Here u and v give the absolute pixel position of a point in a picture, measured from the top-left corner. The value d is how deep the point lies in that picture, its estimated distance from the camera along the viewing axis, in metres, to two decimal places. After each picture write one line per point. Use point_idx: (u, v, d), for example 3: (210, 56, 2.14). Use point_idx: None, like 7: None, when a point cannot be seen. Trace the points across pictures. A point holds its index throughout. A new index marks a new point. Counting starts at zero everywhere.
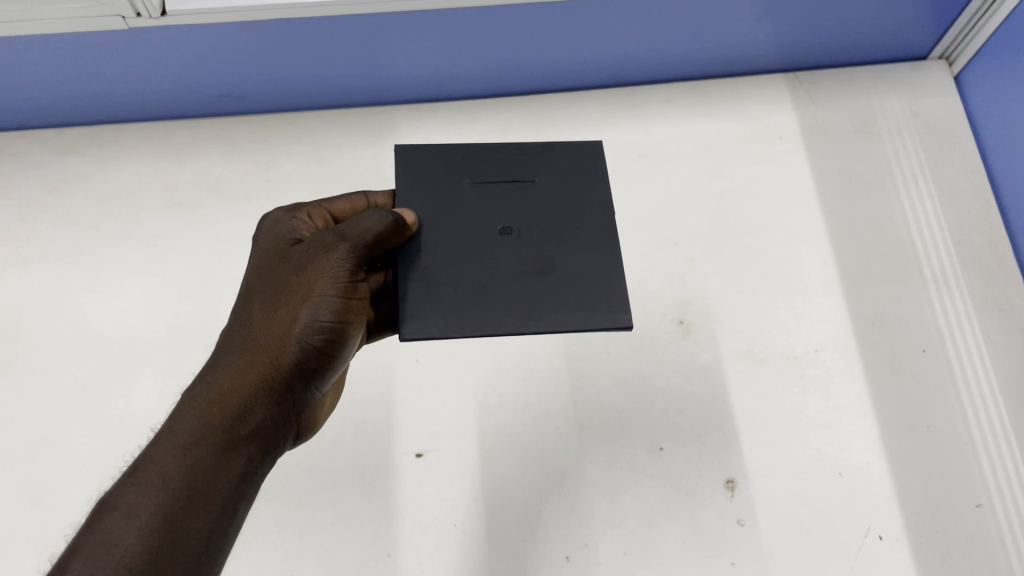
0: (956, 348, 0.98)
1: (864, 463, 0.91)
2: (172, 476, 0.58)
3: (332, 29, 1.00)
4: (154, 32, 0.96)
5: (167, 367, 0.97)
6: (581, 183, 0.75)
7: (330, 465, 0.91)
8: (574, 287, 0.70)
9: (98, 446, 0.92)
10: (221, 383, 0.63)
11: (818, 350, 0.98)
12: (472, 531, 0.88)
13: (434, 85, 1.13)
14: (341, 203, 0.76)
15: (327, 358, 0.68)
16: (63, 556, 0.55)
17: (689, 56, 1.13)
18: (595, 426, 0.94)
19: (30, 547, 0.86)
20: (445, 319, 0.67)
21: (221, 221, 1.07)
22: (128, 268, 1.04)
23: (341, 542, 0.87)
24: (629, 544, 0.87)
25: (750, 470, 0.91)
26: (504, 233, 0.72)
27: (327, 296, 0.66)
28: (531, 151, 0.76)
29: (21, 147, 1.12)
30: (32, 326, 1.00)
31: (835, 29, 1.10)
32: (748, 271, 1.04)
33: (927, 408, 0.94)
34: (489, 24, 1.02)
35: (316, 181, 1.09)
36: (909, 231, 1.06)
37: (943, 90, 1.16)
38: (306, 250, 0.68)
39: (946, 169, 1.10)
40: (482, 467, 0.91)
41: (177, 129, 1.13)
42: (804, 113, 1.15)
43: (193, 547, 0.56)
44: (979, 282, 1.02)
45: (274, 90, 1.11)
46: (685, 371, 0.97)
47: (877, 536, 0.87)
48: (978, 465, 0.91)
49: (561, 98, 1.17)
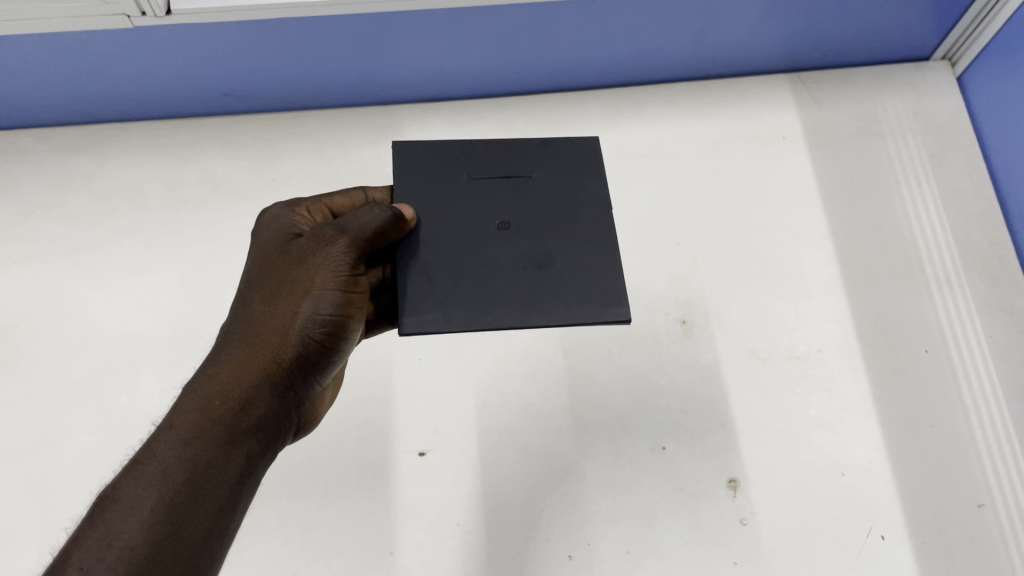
0: (958, 348, 0.98)
1: (867, 462, 0.91)
2: (174, 468, 0.58)
3: (335, 28, 1.00)
4: (158, 31, 0.97)
5: (170, 364, 0.97)
6: (579, 178, 0.76)
7: (333, 463, 0.92)
8: (572, 281, 0.70)
9: (102, 444, 0.92)
10: (222, 376, 0.63)
11: (820, 350, 0.98)
12: (475, 530, 0.88)
13: (437, 84, 1.14)
14: (340, 198, 0.76)
15: (327, 351, 0.68)
16: (65, 549, 0.55)
17: (692, 55, 1.13)
18: (598, 425, 0.94)
19: (33, 544, 0.86)
20: (444, 313, 0.67)
21: (225, 219, 1.07)
22: (132, 266, 1.04)
23: (344, 540, 0.87)
24: (631, 543, 0.87)
25: (753, 469, 0.91)
26: (502, 227, 0.72)
27: (327, 289, 0.67)
28: (528, 147, 0.77)
29: (25, 146, 1.12)
30: (35, 324, 1.00)
31: (837, 29, 1.10)
32: (750, 271, 1.04)
33: (930, 408, 0.94)
34: (492, 24, 1.02)
35: (319, 180, 1.09)
36: (912, 232, 1.06)
37: (945, 90, 1.16)
38: (306, 244, 0.68)
39: (948, 170, 1.10)
40: (485, 466, 0.91)
41: (180, 128, 1.14)
42: (806, 113, 1.15)
43: (194, 540, 0.56)
44: (982, 283, 1.02)
45: (278, 89, 1.11)
46: (688, 370, 0.97)
47: (879, 536, 0.87)
48: (980, 466, 0.91)
49: (564, 98, 1.17)
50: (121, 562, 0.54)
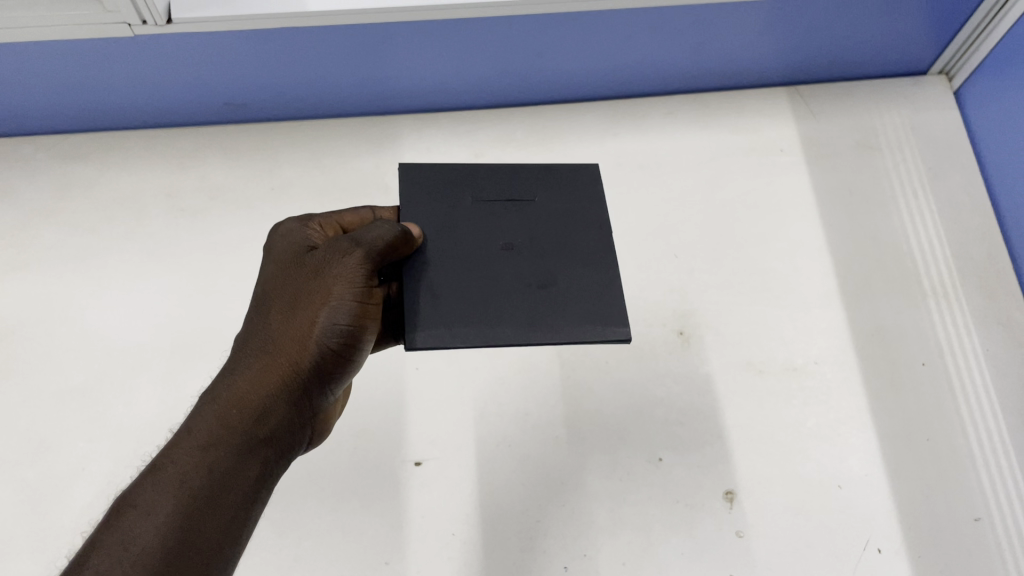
0: (955, 361, 0.98)
1: (864, 475, 0.91)
2: (191, 476, 0.58)
3: (334, 39, 1.00)
4: (158, 39, 0.96)
5: (167, 373, 0.97)
6: (581, 204, 0.76)
7: (330, 473, 0.91)
8: (574, 302, 0.70)
9: (99, 452, 0.92)
10: (240, 385, 0.63)
11: (818, 362, 0.98)
12: (472, 540, 0.88)
13: (437, 94, 1.14)
14: (350, 215, 0.76)
15: (342, 362, 0.68)
16: (81, 551, 0.54)
17: (690, 67, 1.14)
18: (594, 436, 0.94)
19: (28, 553, 0.86)
20: (451, 329, 0.67)
21: (223, 228, 1.07)
22: (130, 274, 1.04)
23: (340, 550, 0.87)
24: (628, 555, 0.87)
25: (750, 481, 0.91)
26: (506, 248, 0.72)
27: (344, 300, 0.67)
28: (530, 173, 0.77)
29: (25, 152, 1.12)
30: (32, 333, 1.00)
31: (836, 42, 1.11)
32: (748, 282, 1.04)
33: (927, 420, 0.94)
34: (491, 35, 1.02)
35: (318, 190, 1.10)
36: (909, 245, 1.06)
37: (942, 103, 1.17)
38: (321, 256, 0.68)
39: (947, 183, 1.10)
40: (483, 475, 0.91)
41: (180, 136, 1.14)
42: (805, 125, 1.16)
43: (209, 546, 0.56)
44: (979, 296, 1.02)
45: (277, 99, 1.12)
46: (685, 381, 0.97)
47: (876, 549, 0.87)
48: (977, 479, 0.91)
49: (563, 109, 1.18)
50: (138, 567, 0.53)
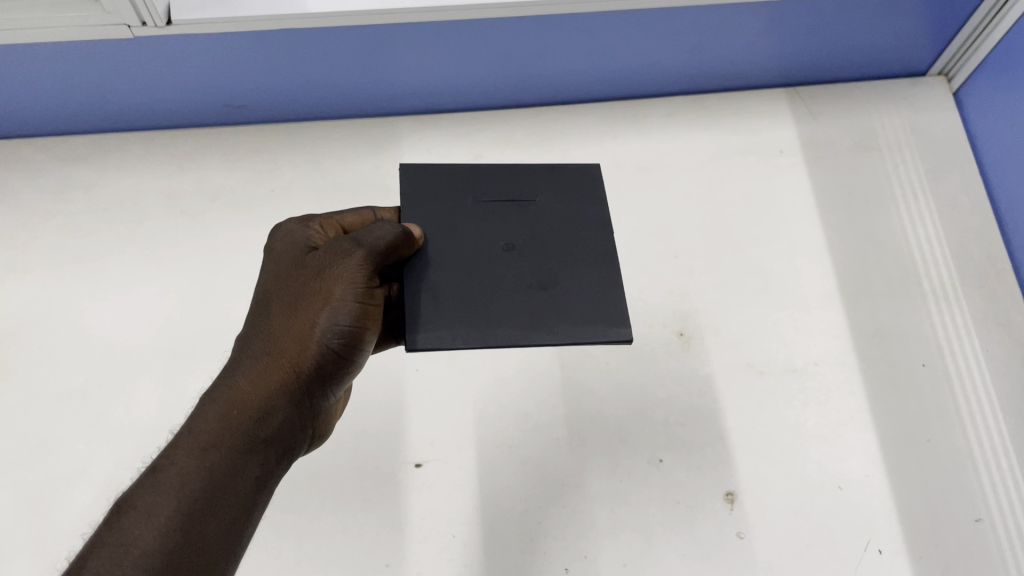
0: (955, 362, 0.98)
1: (865, 476, 0.91)
2: (192, 477, 0.57)
3: (334, 40, 1.00)
4: (157, 40, 0.96)
5: (167, 375, 0.96)
6: (581, 204, 0.76)
7: (330, 474, 0.91)
8: (576, 303, 0.70)
9: (99, 454, 0.91)
10: (241, 386, 0.63)
11: (818, 363, 0.98)
12: (472, 542, 0.88)
13: (436, 95, 1.14)
14: (351, 216, 0.76)
15: (343, 363, 0.68)
16: (81, 552, 0.54)
17: (690, 68, 1.14)
18: (595, 437, 0.94)
19: (26, 555, 0.85)
20: (452, 329, 0.67)
21: (223, 229, 1.07)
22: (129, 276, 1.04)
23: (341, 551, 0.87)
24: (629, 556, 0.87)
25: (750, 482, 0.91)
26: (507, 249, 0.72)
27: (345, 300, 0.67)
28: (531, 173, 0.77)
29: (25, 154, 1.12)
30: (30, 335, 0.99)
31: (836, 42, 1.11)
32: (748, 283, 1.04)
33: (927, 422, 0.94)
34: (492, 36, 1.02)
35: (318, 191, 1.10)
36: (909, 246, 1.06)
37: (941, 104, 1.17)
38: (322, 257, 0.69)
39: (946, 184, 1.10)
40: (483, 477, 0.91)
41: (180, 137, 1.14)
42: (804, 126, 1.16)
43: (210, 547, 0.56)
44: (978, 297, 1.02)
45: (277, 100, 1.11)
46: (686, 382, 0.97)
47: (877, 550, 0.87)
48: (976, 480, 0.91)
49: (563, 110, 1.18)
50: (138, 568, 0.53)
